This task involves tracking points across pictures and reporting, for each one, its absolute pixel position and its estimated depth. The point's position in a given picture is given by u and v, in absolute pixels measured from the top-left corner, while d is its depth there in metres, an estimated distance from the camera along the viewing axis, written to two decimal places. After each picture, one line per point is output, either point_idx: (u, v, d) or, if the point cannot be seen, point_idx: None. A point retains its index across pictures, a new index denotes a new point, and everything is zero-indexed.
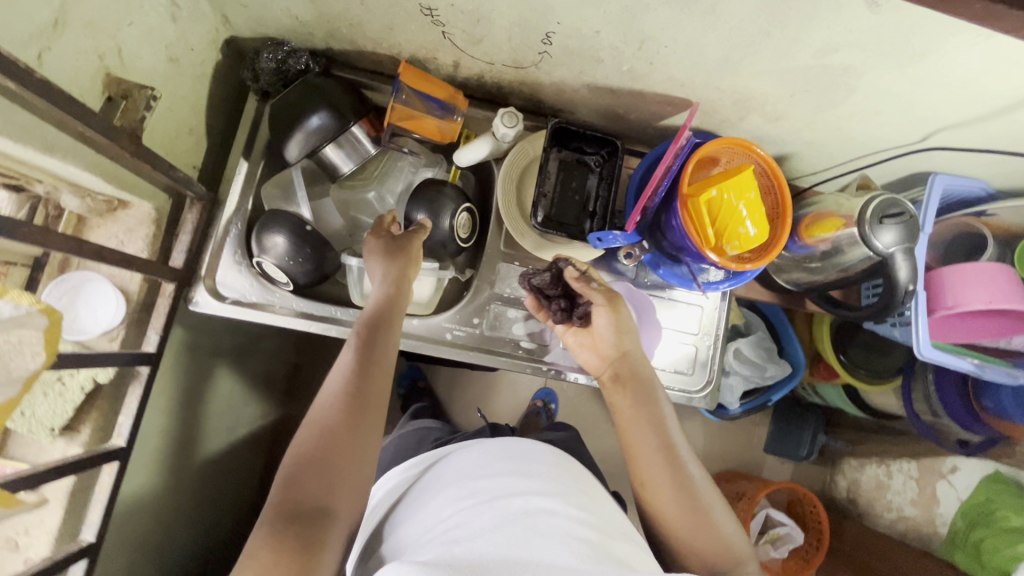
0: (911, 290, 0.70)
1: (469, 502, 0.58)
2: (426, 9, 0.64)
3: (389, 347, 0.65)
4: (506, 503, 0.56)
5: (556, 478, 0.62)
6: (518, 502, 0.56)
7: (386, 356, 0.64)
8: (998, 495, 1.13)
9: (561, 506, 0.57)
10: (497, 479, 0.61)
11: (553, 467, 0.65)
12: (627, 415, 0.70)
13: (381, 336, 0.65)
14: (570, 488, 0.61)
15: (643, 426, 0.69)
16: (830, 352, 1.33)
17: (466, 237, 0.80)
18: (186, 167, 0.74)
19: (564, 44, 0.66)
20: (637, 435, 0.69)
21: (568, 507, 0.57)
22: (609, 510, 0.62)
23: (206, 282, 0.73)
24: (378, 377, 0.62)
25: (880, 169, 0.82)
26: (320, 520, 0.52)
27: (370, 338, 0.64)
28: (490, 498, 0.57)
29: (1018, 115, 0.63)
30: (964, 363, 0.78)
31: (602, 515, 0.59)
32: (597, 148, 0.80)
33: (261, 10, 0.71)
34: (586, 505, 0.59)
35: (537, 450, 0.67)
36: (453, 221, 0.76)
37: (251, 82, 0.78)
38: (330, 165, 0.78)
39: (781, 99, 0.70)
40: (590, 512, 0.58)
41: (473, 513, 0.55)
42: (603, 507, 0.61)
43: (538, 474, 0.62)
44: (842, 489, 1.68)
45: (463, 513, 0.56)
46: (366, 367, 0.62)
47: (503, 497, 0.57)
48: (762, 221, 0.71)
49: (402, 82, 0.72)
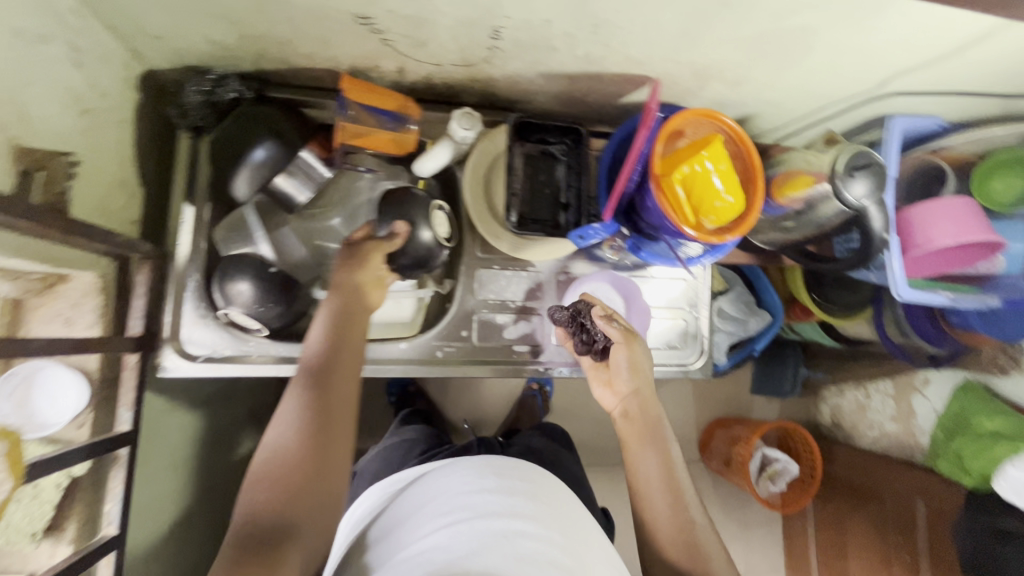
0: (886, 236, 0.72)
1: (450, 518, 0.58)
2: (361, 18, 0.59)
3: (351, 348, 0.63)
4: (489, 523, 0.57)
5: (535, 497, 0.64)
6: (499, 524, 0.57)
7: (350, 357, 0.63)
8: (970, 404, 1.20)
9: (541, 531, 0.58)
10: (485, 502, 0.60)
11: (530, 486, 0.66)
12: (628, 417, 0.71)
13: (341, 336, 0.63)
14: (545, 508, 0.62)
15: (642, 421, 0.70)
16: (804, 293, 1.34)
17: (448, 235, 0.74)
18: (125, 224, 0.67)
19: (514, 37, 0.62)
20: (637, 441, 0.70)
21: (547, 529, 0.59)
22: (581, 521, 0.65)
23: (171, 344, 0.68)
24: (343, 380, 0.61)
25: (839, 118, 0.82)
26: (291, 526, 0.51)
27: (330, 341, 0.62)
28: (473, 518, 0.57)
29: (970, 52, 0.63)
30: (939, 296, 0.81)
31: (575, 534, 0.61)
32: (561, 137, 0.77)
33: (175, 40, 0.64)
34: (565, 527, 0.60)
35: (517, 469, 0.68)
36: (431, 230, 0.71)
37: (178, 119, 0.70)
38: (284, 197, 0.71)
39: (740, 65, 0.68)
40: (568, 535, 0.60)
41: (455, 535, 0.55)
42: (578, 525, 0.63)
43: (521, 491, 0.63)
44: (827, 415, 1.76)
45: (444, 533, 0.56)
46: (328, 370, 0.60)
47: (489, 516, 0.58)
48: (735, 189, 0.71)
49: (346, 98, 0.67)
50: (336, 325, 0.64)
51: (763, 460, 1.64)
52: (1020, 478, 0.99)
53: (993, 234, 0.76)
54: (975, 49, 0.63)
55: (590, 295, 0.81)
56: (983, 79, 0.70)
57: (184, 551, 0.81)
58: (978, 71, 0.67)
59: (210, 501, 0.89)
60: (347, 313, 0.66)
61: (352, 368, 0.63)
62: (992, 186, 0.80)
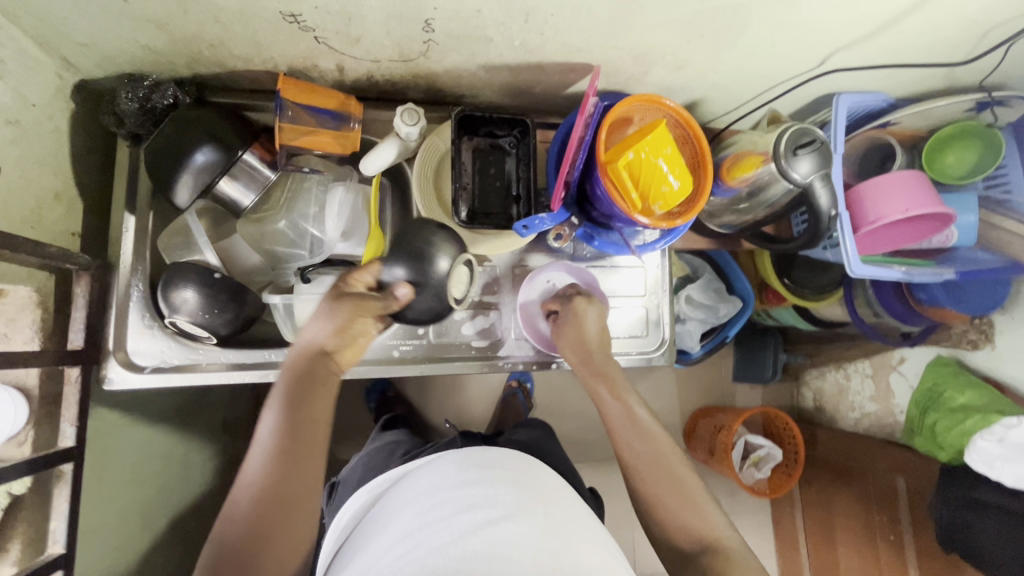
0: (834, 214, 0.71)
1: (437, 510, 0.62)
2: (288, 15, 0.58)
3: (316, 407, 0.63)
4: (475, 514, 0.60)
5: (518, 483, 0.67)
6: (482, 514, 0.60)
7: (314, 422, 0.63)
8: (943, 379, 1.21)
9: (525, 516, 0.61)
10: (468, 489, 0.64)
11: (514, 473, 0.70)
12: (608, 409, 0.74)
13: (305, 396, 0.63)
14: (530, 492, 0.65)
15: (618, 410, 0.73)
16: (775, 278, 1.34)
17: (461, 294, 0.73)
18: (63, 235, 0.66)
19: (447, 29, 0.62)
20: (620, 428, 0.73)
21: (531, 513, 0.61)
22: (569, 506, 0.68)
23: (117, 355, 0.67)
24: (304, 444, 0.61)
25: (788, 99, 0.82)
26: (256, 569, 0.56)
27: (294, 399, 0.63)
28: (459, 512, 0.60)
29: (904, 25, 0.64)
30: (893, 271, 0.81)
31: (563, 518, 0.63)
32: (508, 130, 0.77)
33: (105, 46, 0.63)
34: (548, 510, 0.63)
35: (498, 457, 0.72)
36: (448, 268, 0.69)
37: (116, 127, 0.69)
38: (228, 201, 0.71)
39: (680, 48, 0.68)
40: (551, 518, 0.62)
41: (442, 528, 0.59)
42: (565, 510, 0.66)
43: (503, 479, 0.67)
44: (810, 399, 1.77)
45: (431, 525, 0.60)
46: (287, 434, 0.61)
47: (475, 508, 0.61)
48: (683, 174, 0.70)
49: (283, 99, 0.66)
50: (298, 382, 0.63)
51: (747, 446, 1.63)
52: (990, 449, 1.00)
53: (940, 207, 0.76)
54: (908, 21, 0.63)
55: (545, 284, 0.81)
56: (922, 52, 0.70)
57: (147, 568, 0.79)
58: (915, 44, 0.68)
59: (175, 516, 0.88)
60: (313, 369, 0.64)
61: (316, 431, 0.63)
62: (945, 161, 0.83)
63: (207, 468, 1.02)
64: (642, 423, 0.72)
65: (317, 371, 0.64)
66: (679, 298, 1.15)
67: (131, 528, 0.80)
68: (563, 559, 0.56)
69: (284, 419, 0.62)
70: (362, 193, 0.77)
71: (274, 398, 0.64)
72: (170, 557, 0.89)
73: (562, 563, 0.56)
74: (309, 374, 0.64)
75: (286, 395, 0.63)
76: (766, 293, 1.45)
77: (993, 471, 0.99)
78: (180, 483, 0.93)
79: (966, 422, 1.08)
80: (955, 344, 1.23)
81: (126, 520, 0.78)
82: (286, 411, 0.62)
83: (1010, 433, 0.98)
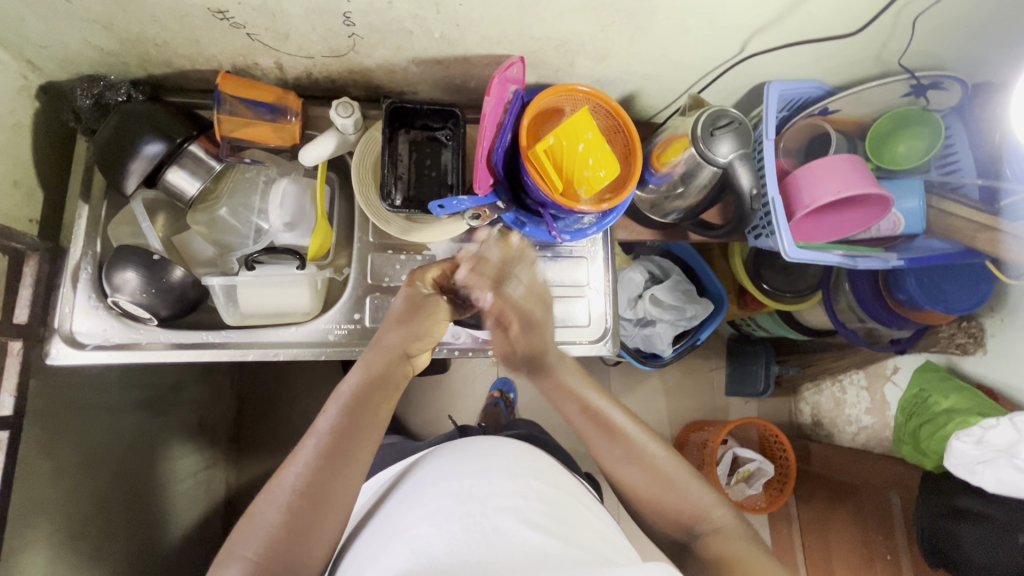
0: (756, 194, 0.73)
1: (435, 505, 0.59)
2: (217, 12, 0.64)
3: (375, 416, 0.65)
4: (472, 506, 0.58)
5: (519, 470, 0.65)
6: (479, 504, 0.58)
7: (368, 427, 0.63)
8: (931, 383, 1.06)
9: (525, 501, 0.60)
10: (462, 478, 0.62)
11: (513, 460, 0.67)
12: (579, 423, 0.74)
13: (373, 398, 0.65)
14: (531, 478, 0.65)
15: (573, 409, 0.74)
16: (751, 284, 1.21)
17: None
18: (20, 221, 0.72)
19: (366, 21, 0.66)
20: (588, 428, 0.73)
21: (531, 502, 0.60)
22: (564, 490, 0.67)
23: (61, 333, 0.72)
24: (356, 447, 0.62)
25: (721, 88, 0.83)
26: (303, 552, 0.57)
27: (358, 401, 0.64)
28: (454, 505, 0.58)
29: (809, 5, 0.65)
30: (833, 255, 0.80)
31: (559, 501, 0.63)
32: (442, 122, 0.80)
33: (63, 49, 0.69)
34: (546, 495, 0.63)
35: (499, 445, 0.70)
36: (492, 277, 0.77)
37: (76, 123, 0.76)
38: (177, 191, 0.76)
39: (597, 36, 0.71)
40: (551, 503, 0.62)
41: (439, 518, 0.57)
42: (562, 495, 0.65)
43: (497, 469, 0.64)
44: (807, 414, 1.60)
45: (428, 517, 0.57)
46: (345, 435, 0.62)
47: (470, 500, 0.59)
48: (605, 158, 0.72)
49: (221, 92, 0.72)
50: (368, 386, 0.65)
51: (736, 461, 1.50)
52: (967, 451, 0.88)
53: (875, 187, 0.75)
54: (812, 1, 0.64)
55: None
56: (840, 34, 0.71)
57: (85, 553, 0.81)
58: (829, 25, 0.69)
59: (124, 505, 0.89)
60: (385, 375, 0.67)
61: (370, 437, 0.63)
62: (896, 152, 0.84)
63: (171, 463, 1.03)
64: (612, 424, 0.72)
65: (386, 374, 0.67)
66: (641, 297, 1.14)
67: (85, 514, 0.81)
68: (570, 540, 0.57)
69: (342, 420, 0.62)
70: (309, 186, 0.82)
71: (339, 394, 0.65)
72: (130, 547, 0.90)
73: (564, 540, 0.57)
74: (383, 376, 0.67)
75: (353, 397, 0.64)
76: (746, 298, 1.30)
77: (975, 477, 0.86)
78: (143, 474, 0.95)
79: (949, 426, 0.95)
80: (944, 350, 1.06)
81: (81, 503, 0.80)
82: (349, 410, 0.63)
83: (989, 435, 0.86)
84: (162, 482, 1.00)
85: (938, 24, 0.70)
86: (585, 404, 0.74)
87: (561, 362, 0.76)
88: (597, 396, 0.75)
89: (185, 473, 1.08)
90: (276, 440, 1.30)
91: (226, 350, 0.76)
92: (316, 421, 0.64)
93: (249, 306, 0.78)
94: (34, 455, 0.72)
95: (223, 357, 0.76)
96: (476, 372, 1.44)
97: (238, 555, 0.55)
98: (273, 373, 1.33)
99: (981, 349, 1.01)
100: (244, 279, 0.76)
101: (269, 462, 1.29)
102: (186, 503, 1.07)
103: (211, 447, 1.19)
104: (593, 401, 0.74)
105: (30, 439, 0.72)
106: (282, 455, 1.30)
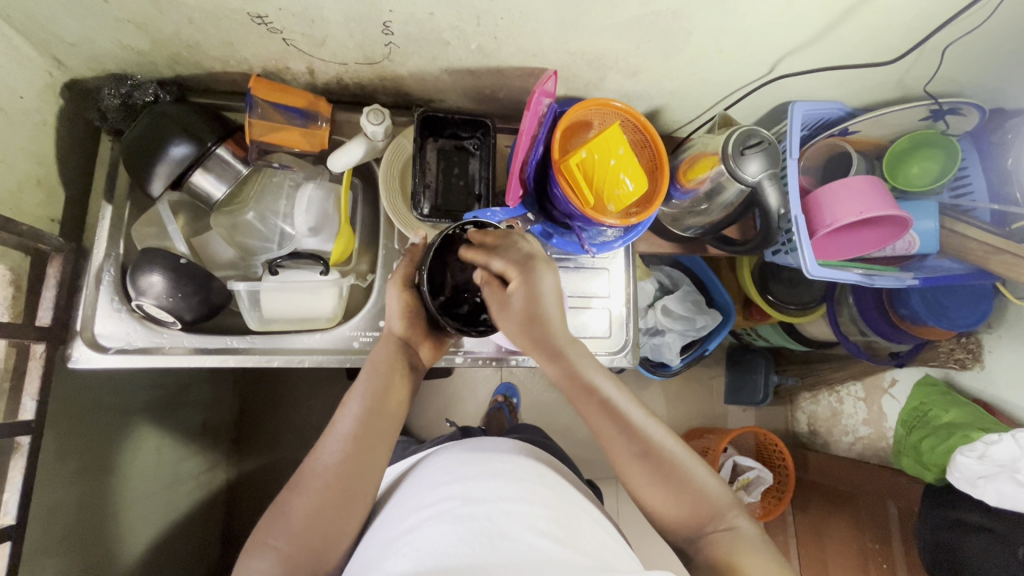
0: (782, 213, 0.75)
1: (439, 506, 0.58)
2: (256, 17, 0.63)
3: (392, 405, 0.67)
4: (476, 508, 0.57)
5: (523, 475, 0.64)
6: (486, 506, 0.57)
7: (386, 419, 0.65)
8: (932, 397, 1.07)
9: (531, 507, 0.58)
10: (467, 481, 0.61)
11: (515, 466, 0.66)
12: (594, 418, 0.66)
13: (387, 386, 0.67)
14: (536, 486, 0.63)
15: (603, 420, 0.65)
16: (757, 295, 1.22)
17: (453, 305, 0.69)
18: (41, 221, 0.71)
19: (405, 31, 0.66)
20: (599, 411, 0.65)
21: (533, 504, 0.59)
22: (570, 499, 0.65)
23: (83, 336, 0.72)
24: (377, 436, 0.64)
25: (745, 105, 0.85)
26: (325, 548, 0.58)
27: (376, 394, 0.66)
28: (457, 506, 0.57)
29: (843, 30, 0.66)
30: (850, 274, 0.82)
31: (565, 509, 0.62)
32: (471, 131, 0.80)
33: (92, 48, 0.68)
34: (550, 499, 0.61)
35: (506, 451, 0.70)
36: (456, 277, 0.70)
37: (100, 122, 0.75)
38: (202, 193, 0.75)
39: (631, 53, 0.72)
40: (555, 508, 0.60)
41: (443, 521, 0.55)
42: (565, 502, 0.63)
43: (509, 473, 0.64)
44: (803, 423, 1.60)
45: (432, 520, 0.56)
46: (368, 424, 0.64)
47: (474, 501, 0.58)
48: (637, 173, 0.72)
49: (254, 96, 0.72)
50: (379, 378, 0.67)
51: (734, 469, 1.46)
52: (971, 466, 0.88)
53: (896, 209, 0.77)
54: (846, 27, 0.66)
55: None
56: (869, 57, 0.72)
57: (90, 561, 0.79)
58: (858, 50, 0.70)
59: (130, 509, 0.87)
60: (392, 362, 0.69)
61: (389, 428, 0.65)
62: (911, 172, 0.85)
63: (174, 464, 1.01)
64: (629, 421, 0.65)
65: (393, 366, 0.69)
66: (651, 307, 1.15)
67: (96, 518, 0.80)
68: (578, 548, 0.55)
69: (362, 412, 0.65)
70: (333, 191, 0.81)
71: (354, 391, 0.67)
72: (136, 551, 0.88)
73: (569, 546, 0.54)
74: (391, 363, 0.69)
75: (371, 388, 0.66)
76: (750, 310, 1.32)
77: (976, 490, 0.87)
78: (150, 478, 0.93)
79: (951, 440, 0.96)
80: (943, 364, 1.09)
81: (95, 508, 0.80)
82: (368, 404, 0.65)
83: (992, 450, 0.86)
84: (167, 485, 0.98)
85: (961, 52, 0.72)
86: (602, 398, 0.66)
87: (579, 353, 0.67)
88: (612, 388, 0.67)
89: (187, 476, 1.06)
90: (278, 441, 1.29)
91: (251, 355, 0.76)
92: (336, 417, 0.65)
93: (272, 312, 0.78)
94: (49, 460, 0.71)
95: (248, 362, 0.76)
96: (481, 377, 1.43)
97: (270, 546, 0.57)
98: (275, 374, 1.31)
99: (978, 364, 1.03)
100: (269, 284, 0.76)
101: (269, 465, 1.27)
102: (186, 507, 1.05)
103: (214, 449, 1.18)
104: (607, 392, 0.66)
105: (47, 443, 0.71)
106: (283, 457, 1.28)
